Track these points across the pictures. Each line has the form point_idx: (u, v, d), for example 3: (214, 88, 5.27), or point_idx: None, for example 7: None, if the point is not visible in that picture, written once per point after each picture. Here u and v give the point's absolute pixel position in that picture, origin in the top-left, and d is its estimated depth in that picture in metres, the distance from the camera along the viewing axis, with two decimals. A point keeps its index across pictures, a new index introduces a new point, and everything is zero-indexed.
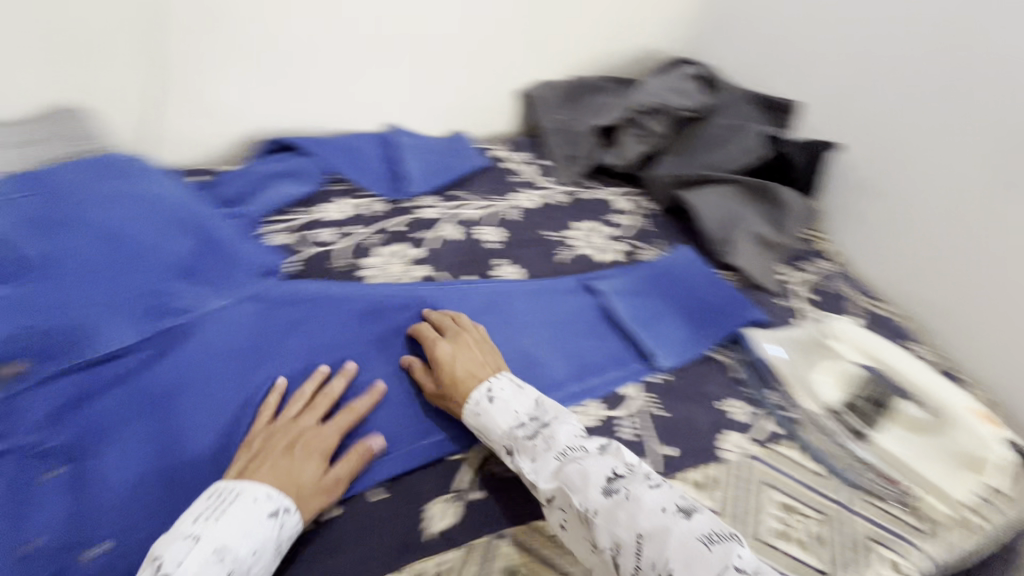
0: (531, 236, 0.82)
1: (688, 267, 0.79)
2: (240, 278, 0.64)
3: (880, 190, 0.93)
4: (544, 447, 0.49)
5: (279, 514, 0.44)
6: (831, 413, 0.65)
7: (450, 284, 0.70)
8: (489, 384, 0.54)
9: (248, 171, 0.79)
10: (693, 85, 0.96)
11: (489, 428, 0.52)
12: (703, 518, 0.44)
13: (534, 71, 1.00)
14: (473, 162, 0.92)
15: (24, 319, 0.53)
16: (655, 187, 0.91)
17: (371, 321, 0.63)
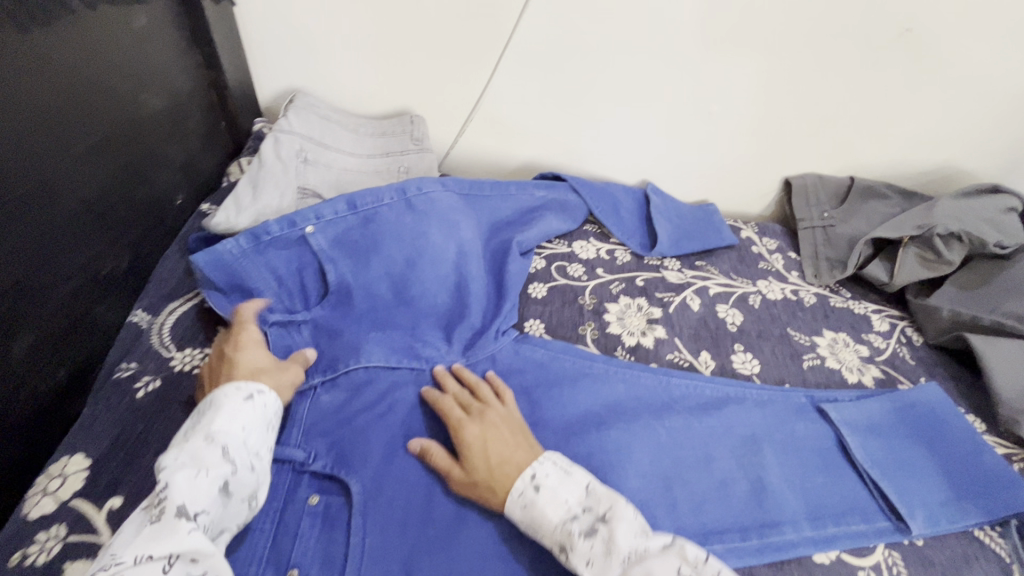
0: (775, 330, 0.78)
1: (973, 440, 0.65)
2: (486, 331, 0.67)
3: None
4: (602, 551, 0.45)
5: (253, 395, 0.49)
6: None
7: (664, 374, 0.67)
8: (532, 471, 0.51)
9: (504, 190, 0.81)
10: (1012, 220, 0.81)
11: (539, 522, 0.49)
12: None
13: (806, 161, 0.96)
14: (722, 237, 0.91)
15: (318, 342, 0.62)
16: (926, 317, 0.80)
17: (598, 399, 0.63)
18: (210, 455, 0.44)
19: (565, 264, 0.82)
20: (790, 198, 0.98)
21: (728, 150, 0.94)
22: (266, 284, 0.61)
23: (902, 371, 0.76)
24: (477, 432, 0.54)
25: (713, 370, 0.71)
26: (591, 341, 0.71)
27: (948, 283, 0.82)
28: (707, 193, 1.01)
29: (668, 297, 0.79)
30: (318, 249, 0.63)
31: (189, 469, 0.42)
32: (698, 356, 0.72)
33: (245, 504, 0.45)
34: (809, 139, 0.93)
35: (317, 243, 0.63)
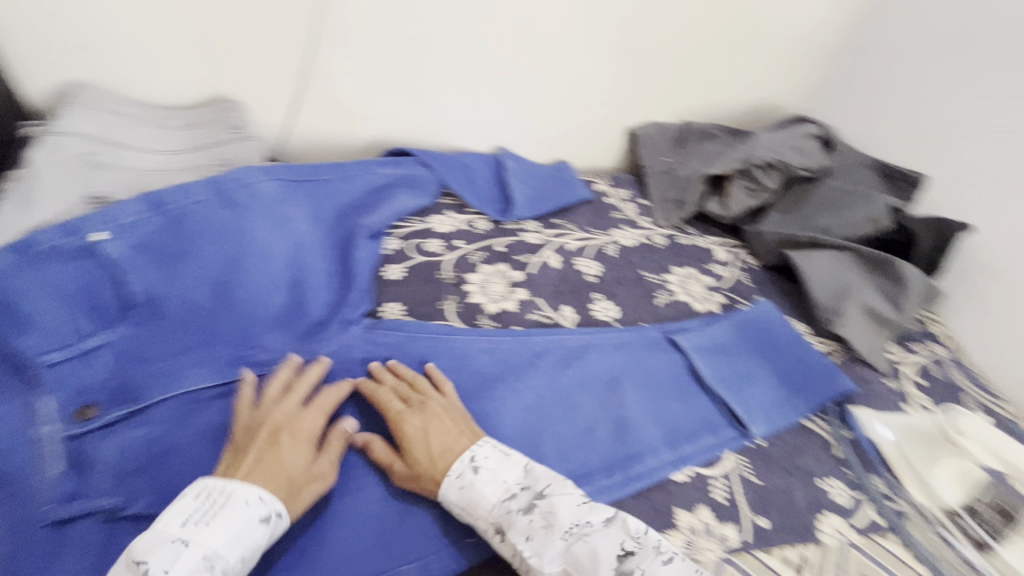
0: (631, 275, 0.82)
1: (799, 343, 0.73)
2: (329, 325, 0.64)
3: (1005, 283, 0.80)
4: (548, 530, 0.47)
5: (268, 521, 0.44)
6: (949, 515, 0.58)
7: (527, 335, 0.68)
8: (472, 453, 0.52)
9: (344, 172, 0.76)
10: (814, 145, 0.91)
11: (474, 502, 0.49)
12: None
13: (644, 112, 1.02)
14: (576, 193, 0.94)
15: (125, 367, 0.54)
16: (758, 242, 0.89)
17: (463, 372, 0.63)
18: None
19: (422, 240, 0.79)
20: (635, 148, 1.03)
21: (573, 106, 0.97)
22: (48, 307, 0.52)
23: (741, 294, 0.83)
24: (411, 424, 0.54)
25: (576, 322, 0.73)
26: (453, 314, 0.69)
27: (772, 209, 0.91)
28: (561, 152, 1.03)
29: (528, 259, 0.80)
30: (112, 258, 0.55)
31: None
32: (560, 311, 0.73)
33: None
34: (643, 88, 0.99)
35: (112, 252, 0.55)
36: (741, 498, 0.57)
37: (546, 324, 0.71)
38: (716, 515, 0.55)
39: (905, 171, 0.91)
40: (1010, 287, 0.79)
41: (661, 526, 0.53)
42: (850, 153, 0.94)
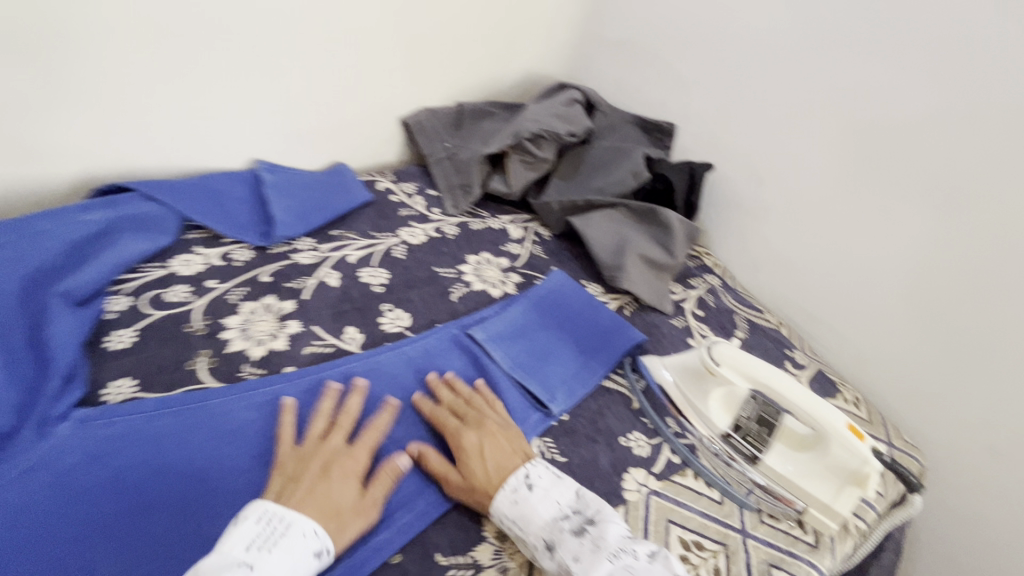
0: (423, 274, 0.78)
1: (592, 304, 0.76)
2: (19, 435, 0.49)
3: (746, 207, 0.90)
4: (591, 547, 0.47)
5: (320, 555, 0.43)
6: (722, 437, 0.61)
7: (304, 372, 0.60)
8: (525, 471, 0.52)
9: (23, 229, 0.60)
10: (575, 108, 0.95)
11: (528, 518, 0.49)
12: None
13: (413, 99, 0.97)
14: (354, 197, 0.86)
15: None
16: (546, 213, 0.90)
17: (226, 441, 0.52)
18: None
19: (161, 291, 0.66)
20: (414, 138, 0.98)
21: (330, 103, 0.89)
22: None
23: (537, 269, 0.83)
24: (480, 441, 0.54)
25: (363, 342, 0.66)
26: (207, 372, 0.58)
27: (554, 177, 0.94)
28: (334, 155, 0.94)
29: (300, 284, 0.71)
30: None
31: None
32: (343, 334, 0.66)
33: None
34: (403, 74, 0.93)
35: None
36: None
37: (326, 354, 0.63)
38: None
39: (653, 120, 0.99)
40: (749, 211, 0.90)
41: (469, 545, 0.50)
42: (611, 114, 1.01)
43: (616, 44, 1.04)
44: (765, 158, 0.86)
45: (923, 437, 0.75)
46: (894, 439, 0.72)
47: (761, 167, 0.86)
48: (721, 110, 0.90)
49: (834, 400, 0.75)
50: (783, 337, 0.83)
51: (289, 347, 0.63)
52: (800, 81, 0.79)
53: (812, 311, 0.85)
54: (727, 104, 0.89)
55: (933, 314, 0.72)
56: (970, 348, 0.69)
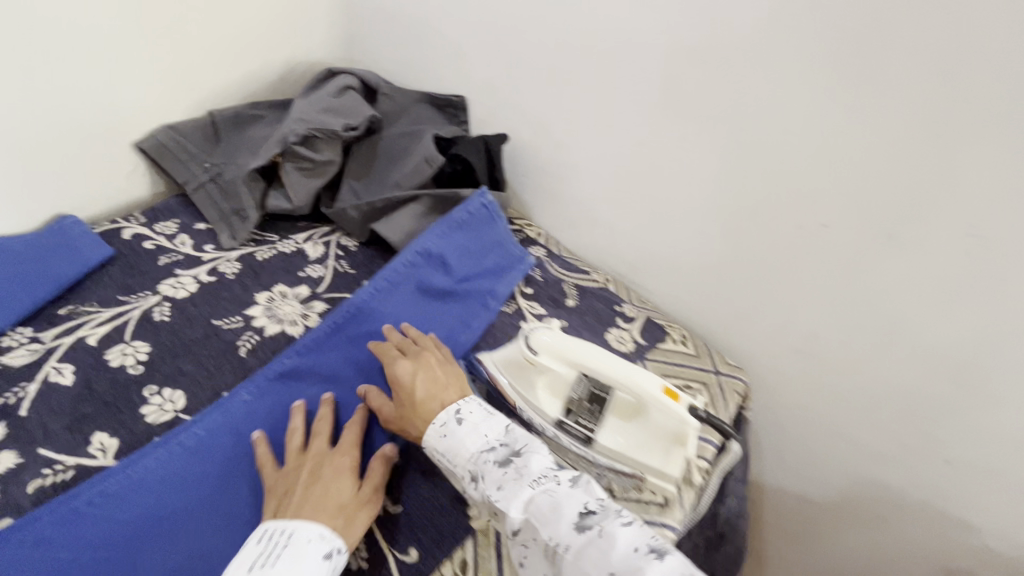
0: (199, 333, 0.64)
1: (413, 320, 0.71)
2: None
3: (554, 172, 0.87)
4: (514, 477, 0.47)
5: (333, 555, 0.45)
6: (558, 425, 0.57)
7: (23, 529, 0.45)
8: (457, 408, 0.53)
9: None
10: (349, 96, 0.84)
11: (456, 450, 0.50)
12: (678, 562, 0.42)
13: (144, 118, 0.78)
14: (85, 257, 0.67)
15: None
16: (344, 221, 0.79)
17: None
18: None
19: None
20: (160, 165, 0.80)
21: (15, 144, 0.68)
22: None
23: (346, 288, 0.73)
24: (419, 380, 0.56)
25: (119, 450, 0.52)
26: None
27: (345, 178, 0.83)
28: (49, 208, 0.73)
29: (14, 395, 0.54)
30: None
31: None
32: (87, 446, 0.51)
33: None
34: (113, 92, 0.74)
35: None
36: (382, 541, 0.51)
37: (62, 484, 0.49)
38: None
39: (441, 95, 0.91)
40: (556, 175, 0.87)
41: None
42: (396, 95, 0.91)
43: (384, 15, 0.93)
44: (558, 120, 0.83)
45: (743, 354, 0.81)
46: (720, 365, 0.76)
47: (556, 130, 0.84)
48: (506, 74, 0.84)
49: (664, 343, 0.77)
50: (613, 294, 0.83)
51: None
52: (569, 35, 0.75)
53: (632, 261, 0.86)
54: (508, 68, 0.83)
55: (728, 242, 0.75)
56: (761, 268, 0.73)
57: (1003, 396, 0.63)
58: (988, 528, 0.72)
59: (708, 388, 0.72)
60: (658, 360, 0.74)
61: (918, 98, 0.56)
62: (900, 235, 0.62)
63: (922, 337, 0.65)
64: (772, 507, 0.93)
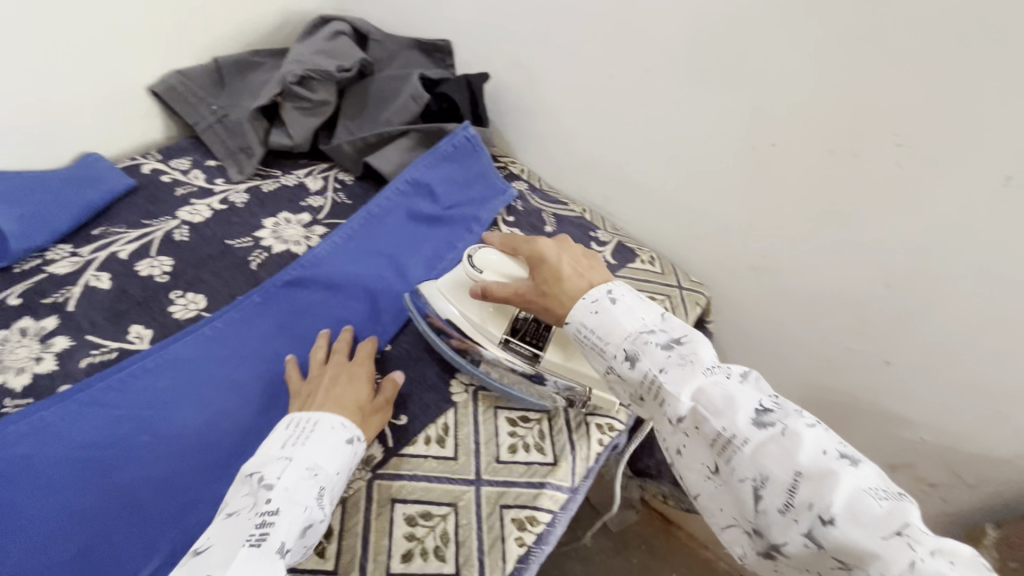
0: (215, 250, 0.72)
1: (407, 239, 0.79)
2: None
3: (534, 112, 0.94)
4: (680, 363, 0.47)
5: (354, 441, 0.51)
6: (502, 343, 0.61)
7: (86, 387, 0.54)
8: (609, 289, 0.54)
9: None
10: (342, 40, 0.90)
11: (609, 329, 0.51)
12: (872, 471, 0.40)
13: (155, 64, 0.85)
14: (111, 186, 0.76)
15: None
16: (340, 156, 0.87)
17: (12, 480, 0.49)
18: (309, 493, 0.45)
19: None
20: (172, 108, 0.88)
21: (43, 85, 0.75)
22: None
23: (343, 216, 0.81)
24: (549, 263, 0.58)
25: (153, 337, 0.61)
26: None
27: (340, 118, 0.90)
28: (75, 146, 0.81)
29: (61, 295, 0.63)
30: None
31: (292, 500, 0.44)
32: (126, 334, 0.61)
33: (303, 551, 0.45)
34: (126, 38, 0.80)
35: None
36: None
37: (108, 361, 0.58)
38: None
39: (428, 41, 0.97)
40: (537, 114, 0.93)
41: None
42: (386, 41, 0.97)
43: None
44: (537, 61, 0.88)
45: (708, 275, 0.89)
46: (684, 281, 0.84)
47: (535, 70, 0.89)
48: (488, 17, 0.90)
49: (634, 263, 0.84)
50: (589, 222, 0.90)
51: (57, 367, 0.56)
52: None
53: (608, 193, 0.93)
54: (489, 12, 0.89)
55: (691, 167, 0.81)
56: (721, 191, 0.80)
57: (929, 296, 0.71)
58: (924, 423, 0.80)
59: (671, 299, 0.80)
60: (626, 277, 0.82)
61: (850, 19, 0.61)
62: (839, 150, 0.68)
63: (863, 247, 0.72)
64: None
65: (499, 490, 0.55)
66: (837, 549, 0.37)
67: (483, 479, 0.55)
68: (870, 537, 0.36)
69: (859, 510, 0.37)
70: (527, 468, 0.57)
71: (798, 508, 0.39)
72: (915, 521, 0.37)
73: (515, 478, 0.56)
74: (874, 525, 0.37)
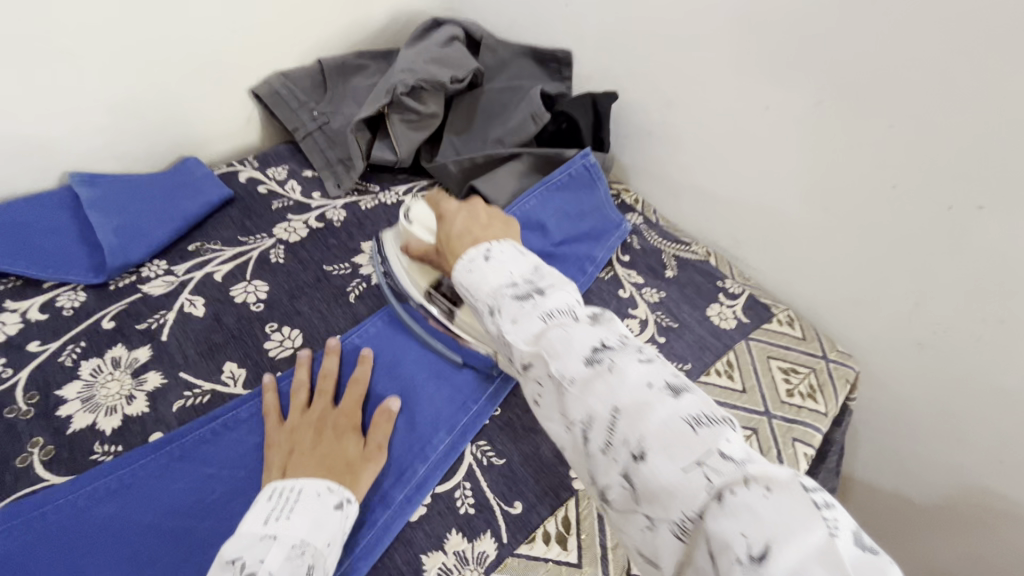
0: (312, 276, 0.66)
1: None
2: None
3: (659, 138, 0.83)
4: (529, 310, 0.41)
5: (344, 505, 0.45)
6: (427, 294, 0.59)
7: (182, 437, 0.49)
8: (488, 246, 0.47)
9: None
10: (454, 47, 0.82)
11: (476, 286, 0.45)
12: (700, 400, 0.34)
13: (260, 64, 0.80)
14: (209, 197, 0.71)
15: None
16: (443, 176, 0.79)
17: (98, 548, 0.43)
18: None
19: None
20: (272, 112, 0.82)
21: (150, 86, 0.71)
22: None
23: None
24: (442, 220, 0.54)
25: (247, 379, 0.55)
26: (47, 467, 0.47)
27: (445, 133, 0.83)
28: (174, 150, 0.78)
29: (155, 321, 0.58)
30: None
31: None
32: (220, 373, 0.55)
33: None
34: (233, 37, 0.75)
35: None
36: (488, 490, 0.51)
37: (201, 405, 0.52)
38: (468, 536, 0.48)
39: (544, 51, 0.88)
40: (661, 141, 0.83)
41: None
42: (499, 48, 0.88)
43: None
44: (671, 83, 0.78)
45: (854, 342, 0.76)
46: (829, 351, 0.71)
47: (667, 92, 0.79)
48: (619, 31, 0.80)
49: (769, 323, 0.73)
50: (716, 269, 0.79)
51: (149, 409, 0.51)
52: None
53: (738, 236, 0.81)
54: (622, 25, 0.79)
55: (855, 219, 0.68)
56: (891, 251, 0.67)
57: None
58: None
59: (817, 374, 0.68)
60: (761, 340, 0.71)
61: None
62: None
63: None
64: (864, 502, 0.90)
65: None
66: (648, 490, 0.32)
67: None
68: (674, 468, 0.31)
69: (674, 440, 0.32)
70: None
71: (616, 446, 0.34)
72: (731, 450, 0.31)
73: None
74: (683, 456, 0.32)
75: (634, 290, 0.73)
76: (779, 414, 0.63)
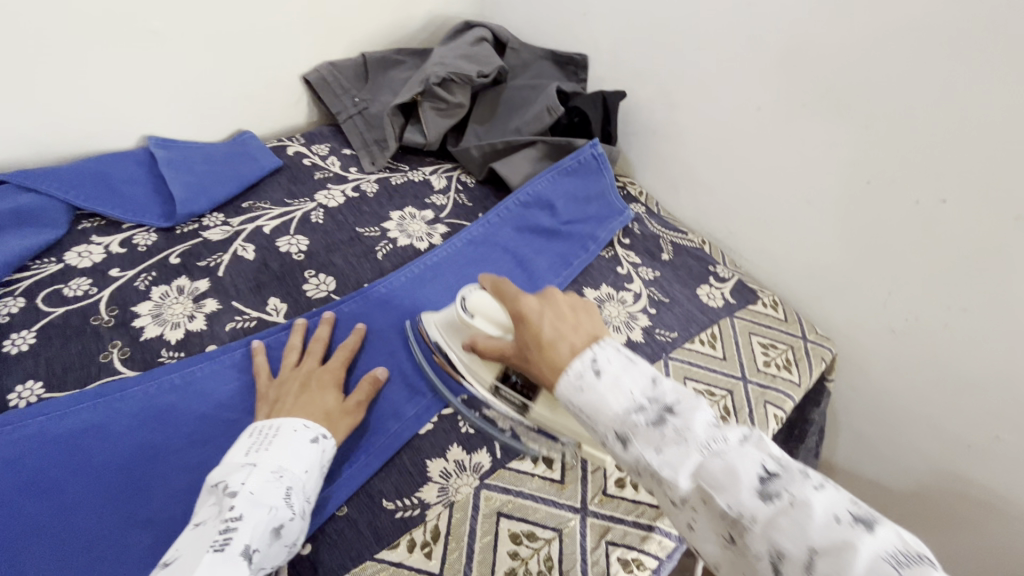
0: (347, 235, 0.76)
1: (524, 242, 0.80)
2: None
3: (664, 136, 0.91)
4: (674, 438, 0.39)
5: (320, 439, 0.49)
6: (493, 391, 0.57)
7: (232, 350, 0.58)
8: (592, 355, 0.44)
9: None
10: (483, 47, 0.92)
11: (598, 411, 0.42)
12: (891, 532, 0.32)
13: (312, 55, 0.91)
14: (262, 165, 0.81)
15: None
16: (466, 159, 0.89)
17: (161, 428, 0.52)
18: (275, 493, 0.43)
19: (60, 286, 0.62)
20: (319, 97, 0.93)
21: (218, 67, 0.82)
22: None
23: (463, 218, 0.82)
24: (528, 325, 0.48)
25: (287, 311, 0.65)
26: (123, 364, 0.56)
27: (470, 122, 0.92)
28: (233, 124, 0.88)
29: (213, 261, 0.68)
30: None
31: (256, 504, 0.41)
32: (266, 306, 0.64)
33: (285, 551, 0.43)
34: (292, 30, 0.86)
35: None
36: (487, 415, 0.59)
37: (249, 328, 0.62)
38: (467, 448, 0.56)
39: (563, 55, 0.97)
40: (666, 139, 0.91)
41: (413, 488, 0.52)
42: (522, 49, 0.98)
43: None
44: (676, 86, 0.86)
45: (835, 329, 0.82)
46: (809, 333, 0.78)
47: (672, 94, 0.87)
48: (631, 39, 0.88)
49: (754, 305, 0.80)
50: (709, 256, 0.86)
51: (207, 327, 0.60)
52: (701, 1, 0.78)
53: (731, 228, 0.88)
54: (634, 33, 0.88)
55: (835, 212, 0.75)
56: (867, 242, 0.73)
57: None
58: None
59: (794, 350, 0.75)
60: (745, 318, 0.78)
61: None
62: None
63: None
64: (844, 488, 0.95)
65: (604, 524, 0.53)
66: None
67: (589, 509, 0.54)
68: None
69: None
70: (633, 506, 0.54)
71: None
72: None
73: (620, 515, 0.54)
74: None
75: (631, 267, 0.81)
76: (754, 380, 0.70)
